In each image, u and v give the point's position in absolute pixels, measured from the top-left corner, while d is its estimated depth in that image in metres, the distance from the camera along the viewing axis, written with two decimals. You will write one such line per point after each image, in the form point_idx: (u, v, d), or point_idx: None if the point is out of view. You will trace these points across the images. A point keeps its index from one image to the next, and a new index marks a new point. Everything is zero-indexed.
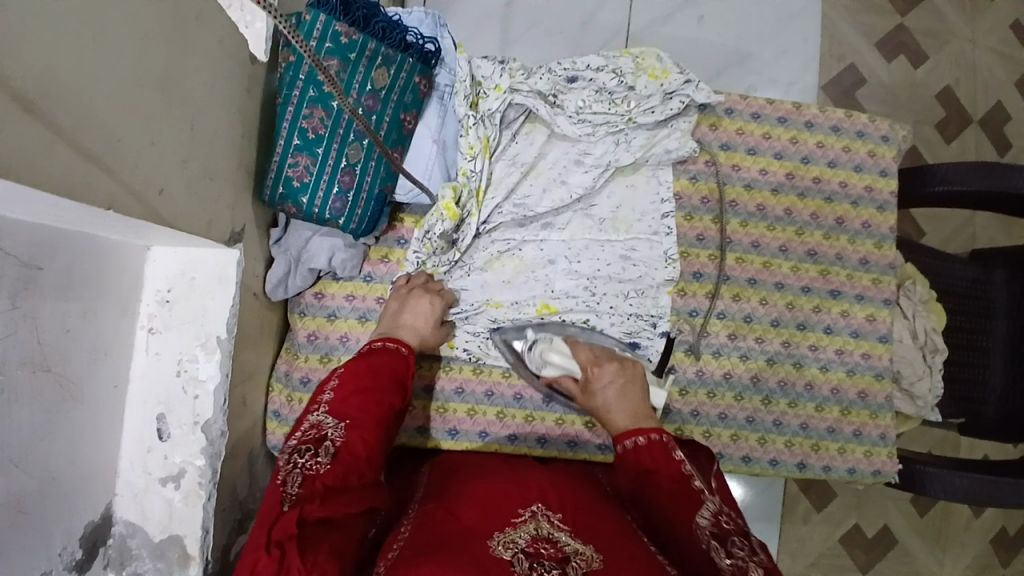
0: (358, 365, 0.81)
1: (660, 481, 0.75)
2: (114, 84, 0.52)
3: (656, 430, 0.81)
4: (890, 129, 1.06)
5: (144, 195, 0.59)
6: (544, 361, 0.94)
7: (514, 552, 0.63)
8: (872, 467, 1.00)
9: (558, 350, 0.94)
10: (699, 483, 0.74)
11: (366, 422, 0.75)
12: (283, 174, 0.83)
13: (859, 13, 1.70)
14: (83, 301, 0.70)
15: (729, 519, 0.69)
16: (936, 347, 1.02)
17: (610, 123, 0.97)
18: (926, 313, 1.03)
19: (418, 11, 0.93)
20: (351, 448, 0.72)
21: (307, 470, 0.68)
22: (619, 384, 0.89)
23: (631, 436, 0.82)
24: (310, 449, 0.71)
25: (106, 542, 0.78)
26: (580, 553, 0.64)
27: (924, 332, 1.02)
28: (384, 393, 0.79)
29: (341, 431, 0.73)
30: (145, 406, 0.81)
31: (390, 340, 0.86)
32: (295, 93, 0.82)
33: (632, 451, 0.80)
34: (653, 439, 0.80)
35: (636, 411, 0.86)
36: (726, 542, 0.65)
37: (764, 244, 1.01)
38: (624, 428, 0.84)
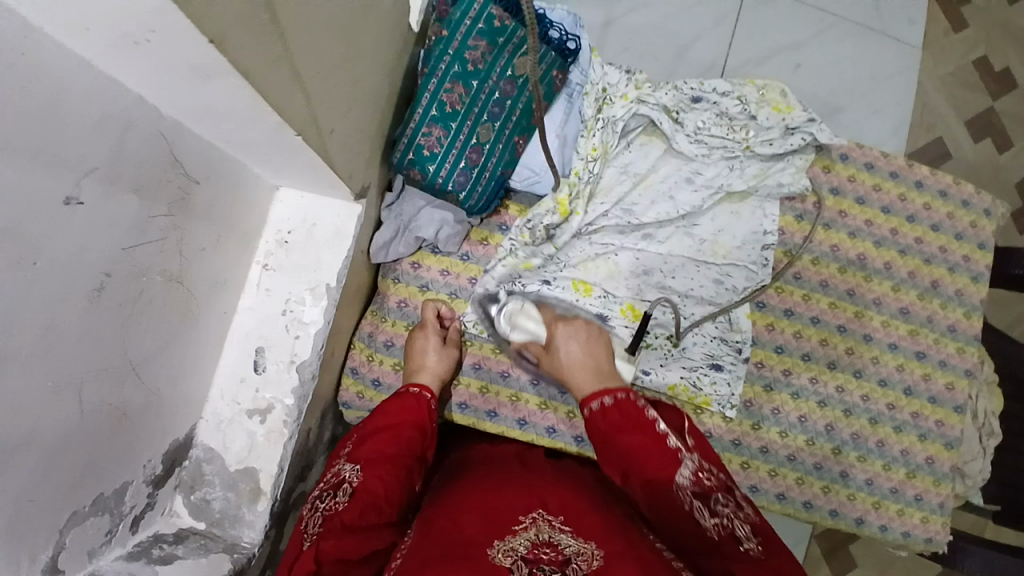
0: (385, 407, 0.84)
1: (634, 437, 0.75)
2: (325, 21, 0.56)
3: (621, 389, 0.82)
4: (993, 203, 1.07)
5: (321, 130, 0.62)
6: (515, 325, 0.94)
7: (514, 559, 0.64)
8: (925, 533, 1.00)
9: (528, 315, 0.94)
10: (675, 440, 0.74)
11: (384, 461, 0.76)
12: (415, 141, 0.86)
13: (956, 89, 1.72)
14: (218, 226, 0.74)
15: (708, 473, 0.71)
16: (993, 430, 1.00)
17: (726, 148, 1.00)
18: (988, 394, 1.03)
19: (562, 10, 0.97)
20: (369, 487, 0.73)
21: (326, 510, 0.69)
22: (583, 337, 0.91)
23: (596, 398, 0.82)
24: (330, 493, 0.72)
25: (182, 464, 0.81)
26: (582, 553, 0.66)
27: (984, 413, 1.02)
28: (404, 433, 0.81)
29: (358, 471, 0.74)
30: (246, 338, 0.84)
31: (405, 383, 0.87)
32: (440, 67, 0.85)
33: (600, 413, 0.80)
34: (620, 399, 0.80)
35: (598, 366, 0.87)
36: (709, 500, 0.68)
37: (858, 293, 1.02)
38: (589, 390, 0.84)
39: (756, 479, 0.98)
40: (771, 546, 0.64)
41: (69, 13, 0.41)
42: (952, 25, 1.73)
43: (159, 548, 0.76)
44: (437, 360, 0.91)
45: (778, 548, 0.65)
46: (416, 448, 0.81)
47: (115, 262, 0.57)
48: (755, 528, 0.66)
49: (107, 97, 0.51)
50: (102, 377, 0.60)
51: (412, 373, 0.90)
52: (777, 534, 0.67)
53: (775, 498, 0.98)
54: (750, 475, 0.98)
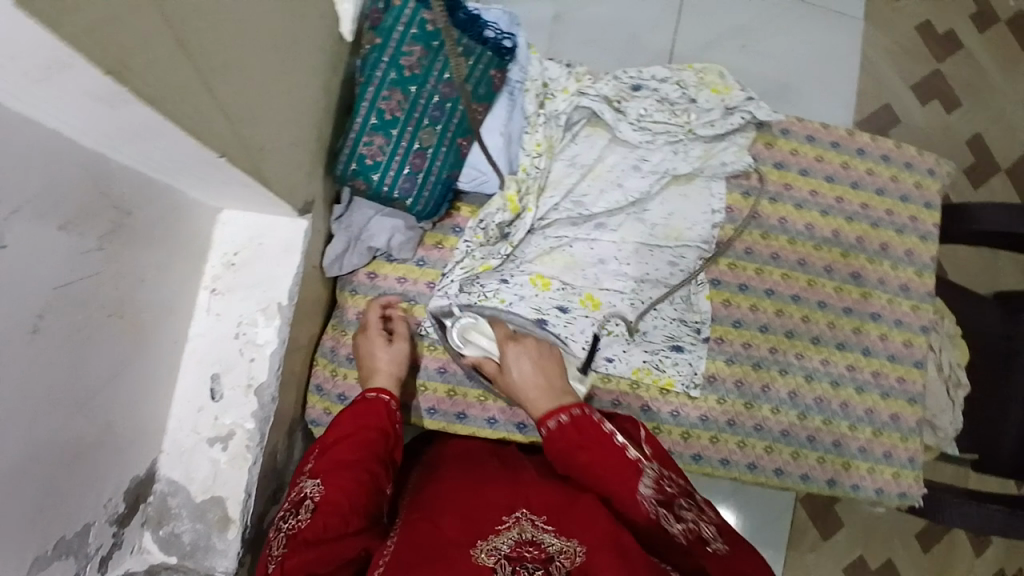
0: (344, 415, 0.82)
1: (593, 454, 0.76)
2: (243, 40, 0.55)
3: (576, 405, 0.81)
4: (935, 163, 1.10)
5: (249, 148, 0.61)
6: (467, 340, 0.93)
7: (498, 558, 0.65)
8: (898, 488, 1.01)
9: (481, 331, 0.93)
10: (634, 452, 0.76)
11: (343, 469, 0.75)
12: (356, 151, 0.85)
13: (898, 55, 1.75)
14: (159, 254, 0.72)
15: (668, 481, 0.75)
16: (959, 381, 1.04)
17: (670, 133, 1.00)
18: (952, 347, 1.06)
19: (496, 10, 0.95)
20: (331, 498, 0.72)
21: (291, 529, 0.69)
22: (533, 356, 0.89)
23: (551, 415, 0.81)
24: (293, 510, 0.72)
25: (147, 499, 0.79)
26: (564, 550, 0.67)
27: (949, 364, 1.05)
28: (365, 437, 0.80)
29: (320, 485, 0.74)
30: (201, 365, 0.82)
31: (362, 389, 0.85)
32: (377, 75, 0.84)
33: (557, 431, 0.79)
34: (575, 414, 0.80)
35: (551, 385, 0.86)
36: (674, 508, 0.71)
37: (810, 262, 1.04)
38: (544, 409, 0.83)
39: (727, 453, 0.99)
40: (733, 542, 0.69)
41: None
42: None
43: None
44: (387, 359, 0.89)
45: (741, 547, 0.69)
46: (380, 452, 0.80)
47: (49, 302, 0.56)
48: (719, 529, 0.70)
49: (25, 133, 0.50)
50: (53, 414, 0.59)
51: (372, 377, 0.88)
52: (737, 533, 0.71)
53: (747, 468, 0.99)
54: (720, 448, 0.99)
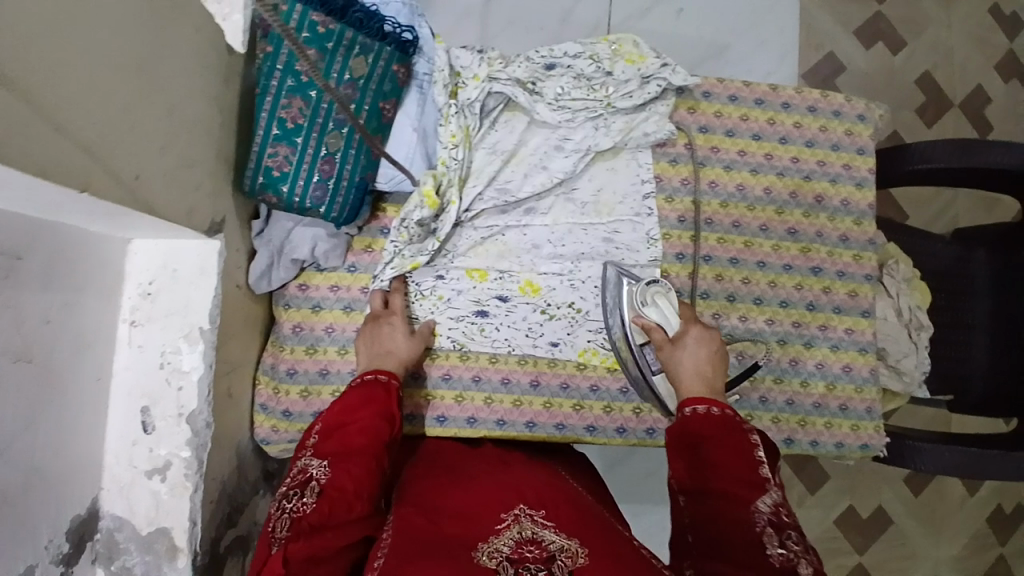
0: (346, 397, 0.82)
1: (724, 456, 0.72)
2: (86, 67, 0.53)
3: (727, 405, 0.78)
4: (866, 108, 1.08)
5: (121, 177, 0.59)
6: (648, 301, 0.92)
7: (500, 560, 0.64)
8: (859, 441, 1.02)
9: (667, 299, 0.92)
10: (766, 469, 0.71)
11: (350, 456, 0.75)
12: (262, 163, 0.84)
13: (836, 1, 1.73)
14: (63, 292, 0.70)
15: (787, 511, 0.68)
16: (921, 323, 1.06)
17: (589, 109, 0.98)
18: (910, 291, 1.08)
19: (396, 2, 0.92)
20: (337, 484, 0.72)
21: (294, 512, 0.69)
22: (712, 346, 0.85)
23: (703, 400, 0.78)
24: (298, 492, 0.72)
25: (94, 537, 0.78)
26: (567, 549, 0.64)
27: (909, 309, 1.06)
28: (370, 424, 0.79)
29: (326, 468, 0.74)
30: (130, 398, 0.81)
31: (363, 371, 0.85)
32: (273, 84, 0.83)
33: (698, 417, 0.77)
34: (725, 414, 0.76)
35: (711, 386, 0.81)
36: (783, 533, 0.65)
37: (744, 224, 1.03)
38: (694, 393, 0.80)
39: None
40: None
41: None
42: None
43: None
44: (403, 345, 0.89)
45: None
46: (383, 436, 0.79)
47: None
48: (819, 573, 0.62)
49: None
50: None
51: (383, 361, 0.88)
52: None
53: None
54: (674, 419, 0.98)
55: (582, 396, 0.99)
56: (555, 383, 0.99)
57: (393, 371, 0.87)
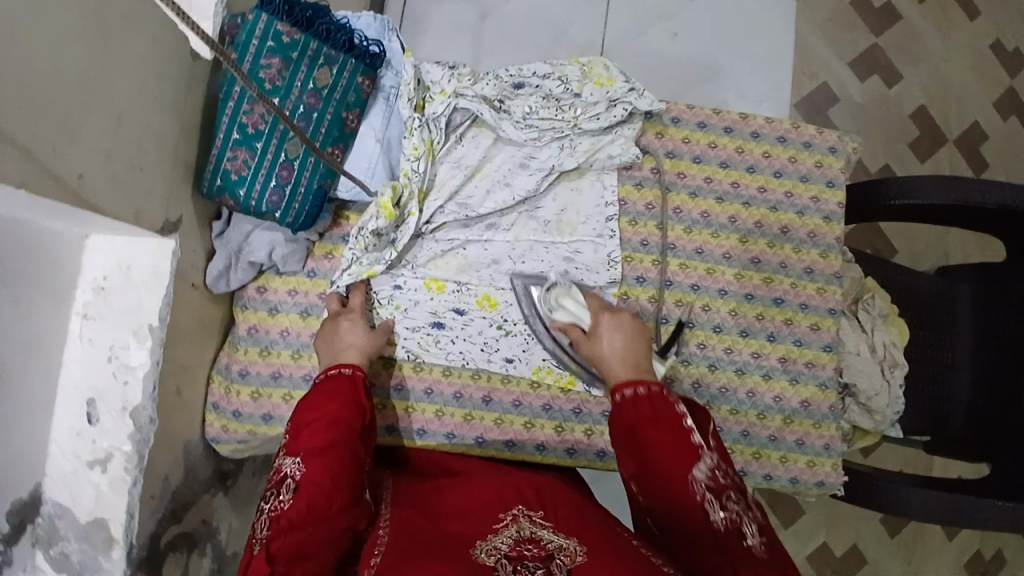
0: (315, 393, 0.84)
1: (661, 434, 0.77)
2: (28, 74, 0.55)
3: (654, 382, 0.83)
4: (838, 140, 1.08)
5: (63, 178, 0.61)
6: (557, 305, 0.95)
7: (498, 558, 0.65)
8: (815, 478, 1.01)
9: (573, 298, 0.95)
10: (698, 438, 0.77)
11: (325, 452, 0.78)
12: (221, 167, 0.84)
13: (832, 31, 1.73)
14: (13, 287, 0.69)
15: (724, 473, 0.76)
16: (895, 362, 1.04)
17: (555, 128, 1.00)
18: (886, 328, 1.06)
19: (367, 16, 0.96)
20: (312, 480, 0.76)
21: (272, 511, 0.74)
22: (626, 332, 0.90)
23: (629, 385, 0.83)
24: (274, 491, 0.76)
25: (35, 520, 0.76)
26: (564, 548, 0.65)
27: (883, 345, 1.05)
28: (338, 416, 0.81)
29: (299, 465, 0.77)
30: (77, 392, 0.81)
31: (336, 363, 0.86)
32: (235, 90, 0.83)
33: (632, 401, 0.81)
34: (652, 391, 0.82)
35: (636, 363, 0.87)
36: (724, 496, 0.73)
37: (707, 251, 1.02)
38: (622, 379, 0.85)
39: None
40: (771, 545, 0.70)
41: None
42: None
43: None
44: (356, 338, 0.90)
45: (780, 551, 0.70)
46: (356, 425, 0.82)
47: None
48: (763, 529, 0.71)
49: None
50: None
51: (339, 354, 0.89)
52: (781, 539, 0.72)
53: None
54: None
55: (534, 414, 0.99)
56: (507, 400, 0.99)
57: (355, 362, 0.88)
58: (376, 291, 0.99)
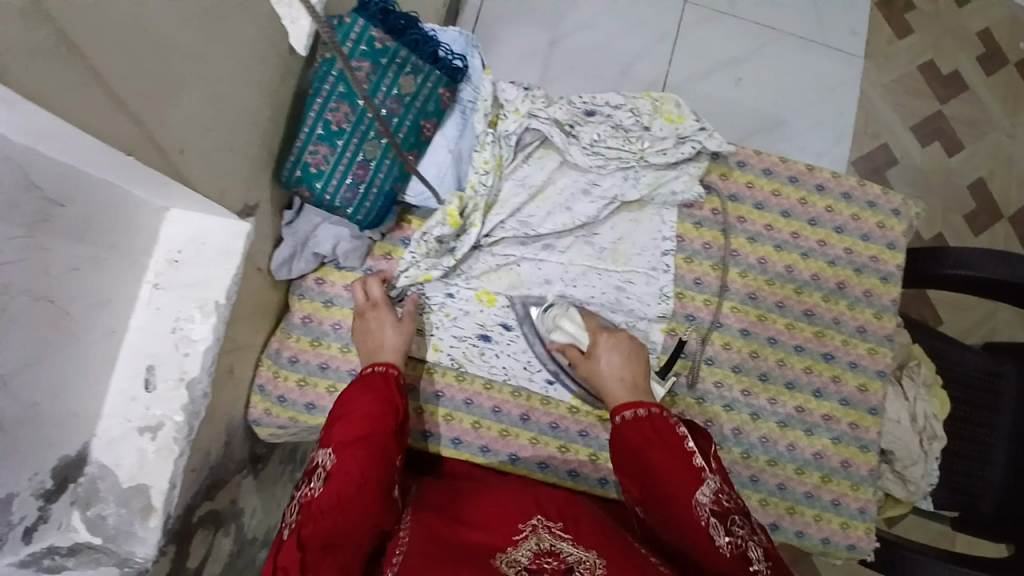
0: (351, 390, 0.86)
1: (663, 456, 0.80)
2: (148, 44, 0.57)
3: (655, 403, 0.85)
4: (901, 204, 1.08)
5: (165, 149, 0.64)
6: (556, 326, 0.97)
7: (519, 570, 0.69)
8: (847, 540, 0.99)
9: (571, 319, 0.97)
10: (699, 460, 0.80)
11: (356, 445, 0.80)
12: (302, 159, 0.88)
13: (899, 95, 1.73)
14: (93, 246, 0.75)
15: (727, 495, 0.78)
16: (934, 434, 1.00)
17: (622, 159, 1.02)
18: (929, 397, 1.02)
19: (453, 32, 0.99)
20: (343, 469, 0.78)
21: (304, 497, 0.77)
22: (624, 350, 0.93)
23: (629, 407, 0.85)
24: (307, 478, 0.79)
25: (77, 480, 0.80)
26: (583, 561, 0.69)
27: (925, 416, 1.01)
28: (373, 411, 0.83)
29: (331, 455, 0.80)
30: (136, 357, 0.85)
31: (371, 361, 0.88)
32: (325, 88, 0.87)
33: (632, 423, 0.83)
34: (653, 413, 0.84)
35: (635, 382, 0.90)
36: (728, 520, 0.74)
37: (761, 297, 1.03)
38: (622, 401, 0.87)
39: None
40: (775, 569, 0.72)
41: None
42: (895, 32, 1.76)
43: (50, 559, 0.74)
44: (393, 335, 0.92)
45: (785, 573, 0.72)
46: (390, 424, 0.84)
47: None
48: (767, 552, 0.73)
49: None
50: None
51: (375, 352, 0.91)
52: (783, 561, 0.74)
53: None
54: None
55: (570, 439, 0.99)
56: (545, 421, 0.99)
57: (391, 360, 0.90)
58: (428, 297, 1.00)
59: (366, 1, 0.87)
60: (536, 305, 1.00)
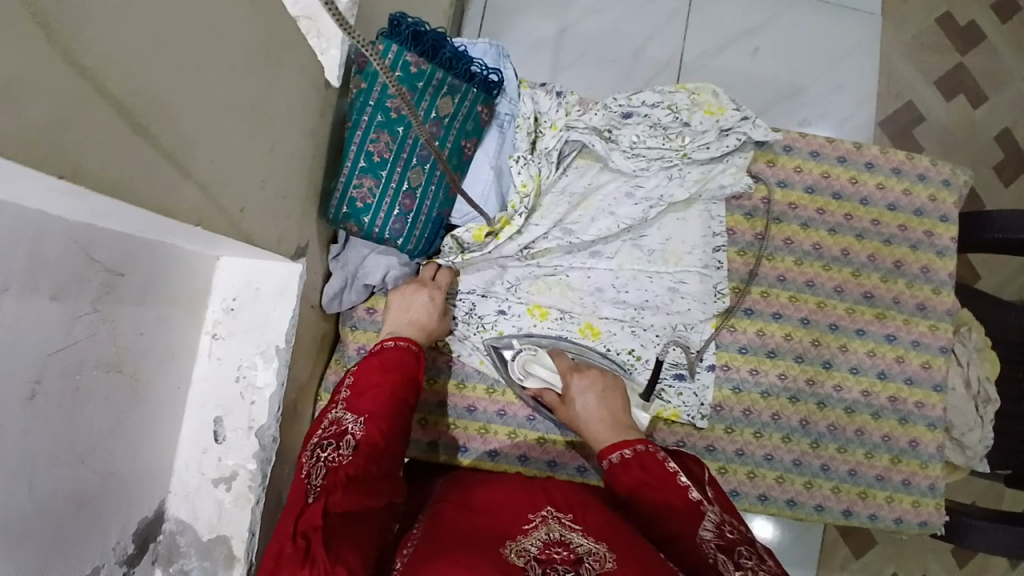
0: (370, 365, 0.83)
1: (656, 493, 0.75)
2: (210, 112, 0.55)
3: (641, 442, 0.82)
4: (951, 173, 1.06)
5: (229, 211, 0.63)
6: (528, 372, 0.95)
7: (528, 559, 0.65)
8: (918, 517, 0.98)
9: (540, 362, 0.96)
10: (696, 494, 0.74)
11: (384, 416, 0.78)
12: (348, 194, 0.87)
13: (920, 50, 1.64)
14: (157, 306, 0.75)
15: (733, 529, 0.69)
16: (988, 397, 0.99)
17: (664, 158, 1.00)
18: (979, 361, 1.00)
19: (483, 43, 0.97)
20: (372, 439, 0.75)
21: (330, 461, 0.72)
22: (598, 390, 0.91)
23: (616, 450, 0.82)
24: (332, 442, 0.75)
25: (156, 538, 0.81)
26: (594, 553, 0.65)
27: (977, 380, 0.99)
28: (397, 391, 0.82)
29: (360, 423, 0.76)
30: (204, 409, 0.85)
31: (392, 336, 0.87)
32: (364, 118, 0.86)
33: (621, 466, 0.79)
34: (640, 451, 0.80)
35: (615, 420, 0.88)
36: (733, 552, 0.65)
37: (819, 284, 1.02)
38: (608, 444, 0.84)
39: (735, 484, 0.98)
40: None
41: None
42: None
43: None
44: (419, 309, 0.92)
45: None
46: (409, 404, 0.82)
47: (45, 366, 0.58)
48: None
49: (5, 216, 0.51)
50: (53, 475, 0.61)
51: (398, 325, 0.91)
52: None
53: (757, 499, 0.98)
54: (729, 479, 0.97)
55: None
56: None
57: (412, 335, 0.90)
58: (482, 314, 0.99)
59: (398, 25, 0.85)
60: (509, 347, 0.97)
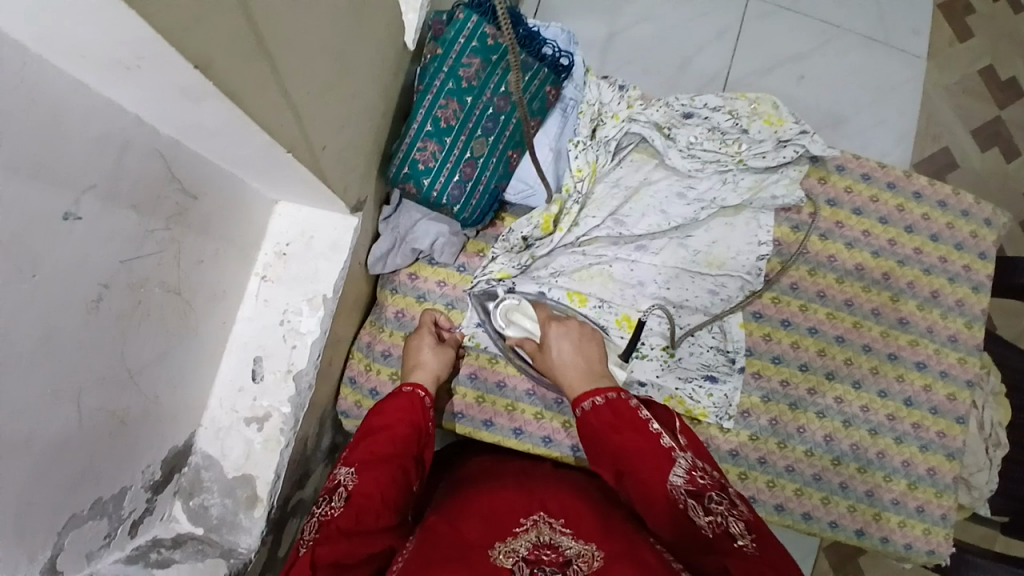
0: (379, 411, 0.84)
1: (627, 437, 0.76)
2: (316, 43, 0.57)
3: (612, 389, 0.83)
4: (994, 214, 1.07)
5: (313, 147, 0.64)
6: (511, 322, 0.97)
7: (516, 561, 0.66)
8: (927, 545, 0.98)
9: (524, 313, 0.97)
10: (668, 440, 0.75)
11: (377, 463, 0.77)
12: (410, 156, 0.89)
13: (965, 97, 1.66)
14: (217, 238, 0.75)
15: (703, 472, 0.72)
16: (1000, 442, 1.00)
17: (719, 162, 1.03)
18: (996, 405, 1.02)
19: (555, 28, 0.99)
20: (364, 490, 0.74)
21: (322, 516, 0.71)
22: (574, 337, 0.92)
23: (589, 396, 0.83)
24: (326, 497, 0.74)
25: (181, 471, 0.82)
26: (581, 554, 0.68)
27: (991, 425, 1.00)
28: (395, 437, 0.81)
29: (353, 475, 0.76)
30: (245, 348, 0.86)
31: (400, 382, 0.88)
32: (435, 84, 0.87)
33: (593, 412, 0.81)
34: (612, 399, 0.81)
35: (590, 366, 0.89)
36: (704, 499, 0.68)
37: (856, 304, 1.03)
38: (580, 391, 0.85)
39: (753, 491, 0.98)
40: (764, 542, 0.64)
41: (64, 43, 0.43)
42: (956, 35, 1.67)
43: (157, 551, 0.77)
44: (431, 357, 0.92)
45: (775, 546, 0.65)
46: (410, 452, 0.81)
47: (114, 273, 0.59)
48: (750, 524, 0.66)
49: (104, 116, 0.53)
50: (101, 384, 0.61)
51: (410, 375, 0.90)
52: (773, 531, 0.66)
53: (774, 508, 0.98)
54: (747, 485, 0.98)
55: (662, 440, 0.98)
56: None
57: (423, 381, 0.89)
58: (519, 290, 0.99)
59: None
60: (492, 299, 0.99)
